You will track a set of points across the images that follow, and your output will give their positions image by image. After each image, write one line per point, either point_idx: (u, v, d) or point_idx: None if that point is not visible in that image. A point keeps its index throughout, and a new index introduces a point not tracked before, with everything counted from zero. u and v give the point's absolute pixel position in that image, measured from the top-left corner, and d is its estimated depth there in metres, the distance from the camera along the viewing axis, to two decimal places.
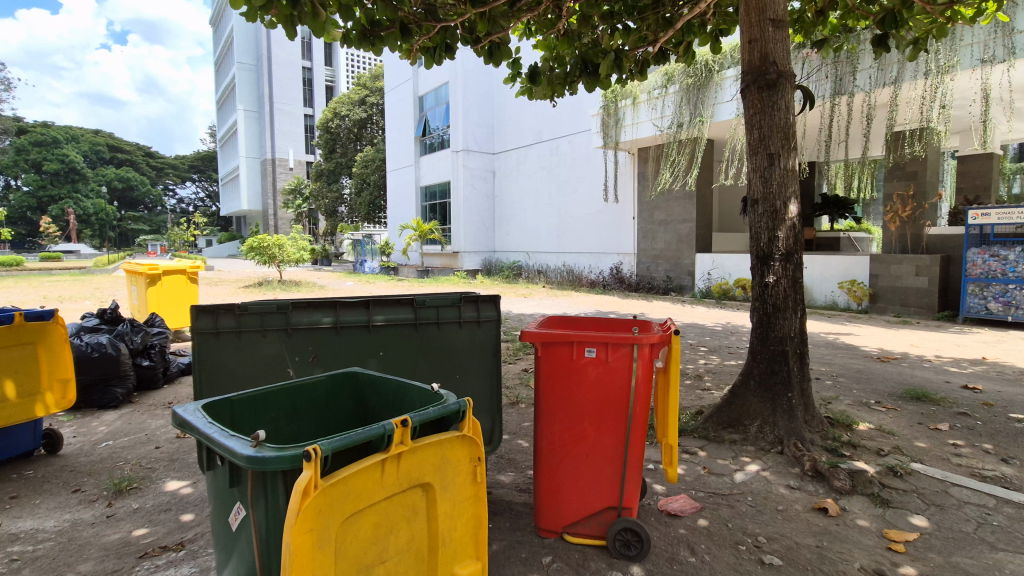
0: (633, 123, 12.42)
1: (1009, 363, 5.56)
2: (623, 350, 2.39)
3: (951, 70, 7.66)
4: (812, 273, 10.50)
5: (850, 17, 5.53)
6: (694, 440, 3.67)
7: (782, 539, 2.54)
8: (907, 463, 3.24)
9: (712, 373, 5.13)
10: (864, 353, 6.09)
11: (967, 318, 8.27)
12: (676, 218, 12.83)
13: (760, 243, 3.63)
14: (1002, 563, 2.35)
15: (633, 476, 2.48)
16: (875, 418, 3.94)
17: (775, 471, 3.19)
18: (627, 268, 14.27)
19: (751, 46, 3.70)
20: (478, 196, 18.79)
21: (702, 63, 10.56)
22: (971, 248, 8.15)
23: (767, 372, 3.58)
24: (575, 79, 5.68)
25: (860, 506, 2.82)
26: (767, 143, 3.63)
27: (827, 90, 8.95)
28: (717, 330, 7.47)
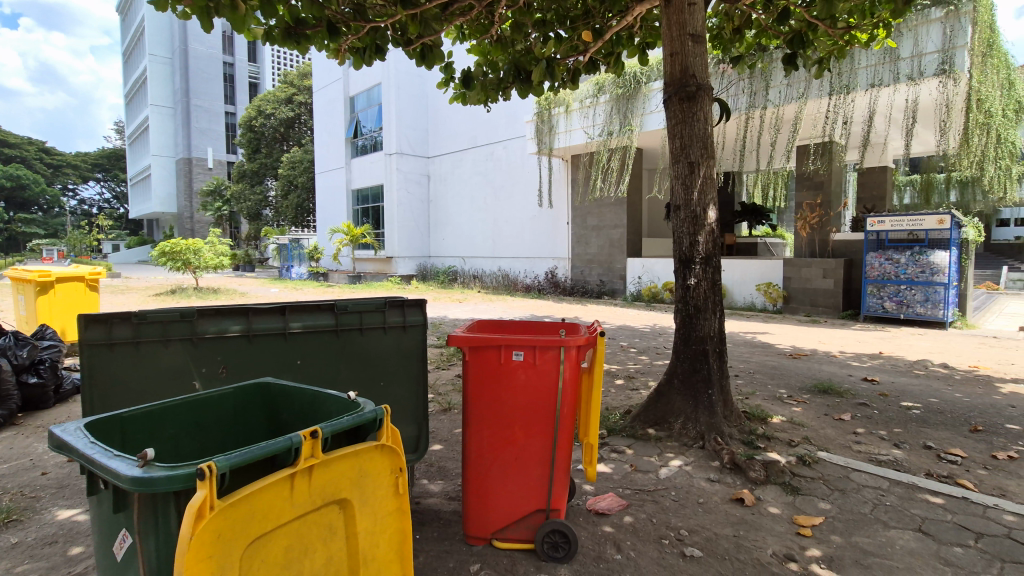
0: (565, 130, 12.70)
1: (901, 356, 6.13)
2: (551, 352, 2.41)
3: (850, 91, 8.39)
4: (732, 276, 11.13)
5: (762, 37, 5.91)
6: (623, 439, 3.76)
7: (702, 531, 2.65)
8: (814, 452, 3.47)
9: (641, 373, 5.29)
10: (779, 350, 6.51)
11: (867, 316, 9.04)
12: (608, 224, 13.22)
13: (682, 247, 3.79)
14: (893, 540, 2.57)
15: (561, 477, 2.50)
16: (787, 411, 4.21)
17: (697, 465, 3.33)
18: (562, 272, 14.52)
19: (673, 59, 3.87)
20: (413, 200, 18.51)
21: (631, 74, 11.00)
22: (870, 252, 8.94)
23: (689, 371, 3.74)
24: (508, 86, 5.72)
25: (774, 495, 2.99)
26: (688, 152, 3.81)
27: (742, 103, 9.56)
28: (647, 332, 7.73)
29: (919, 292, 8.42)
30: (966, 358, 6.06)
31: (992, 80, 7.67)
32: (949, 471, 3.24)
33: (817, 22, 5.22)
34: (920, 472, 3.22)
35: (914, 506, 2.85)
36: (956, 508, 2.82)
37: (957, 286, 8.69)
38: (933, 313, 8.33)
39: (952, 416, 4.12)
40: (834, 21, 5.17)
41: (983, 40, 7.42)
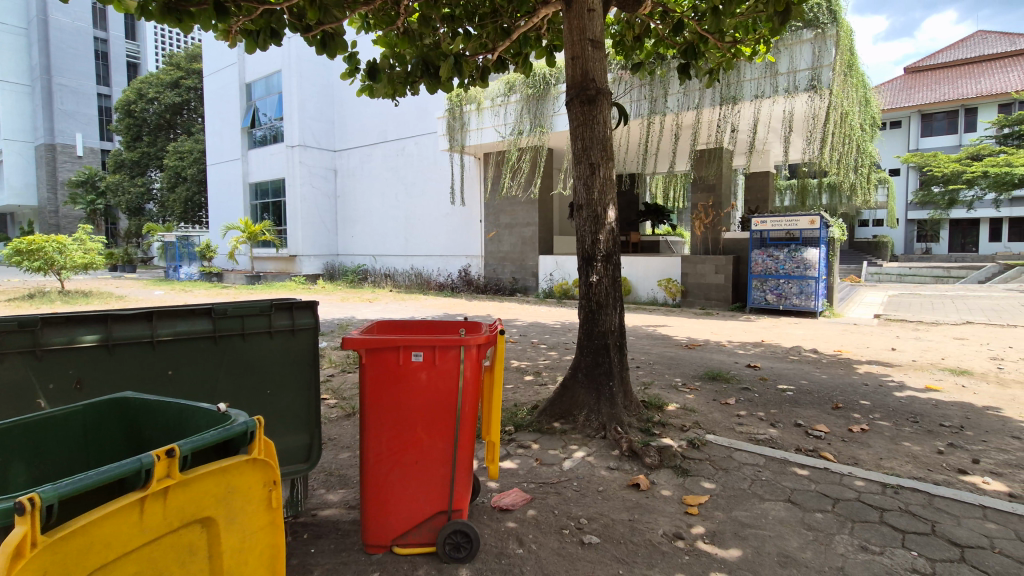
0: (477, 127, 12.71)
1: (779, 344, 6.79)
2: (451, 352, 2.39)
3: (737, 101, 9.14)
4: (636, 273, 11.72)
5: (660, 46, 6.24)
6: (529, 434, 3.83)
7: (600, 517, 2.76)
8: (703, 435, 3.73)
9: (549, 368, 5.42)
10: (677, 341, 6.96)
11: (753, 308, 9.91)
12: (520, 222, 13.43)
13: (584, 245, 3.91)
14: (767, 511, 2.83)
15: (463, 478, 2.48)
16: (681, 398, 4.51)
17: (598, 455, 3.47)
18: (475, 271, 14.56)
19: (574, 63, 3.97)
20: (319, 195, 17.66)
21: (540, 75, 11.26)
22: (754, 249, 9.81)
23: (592, 364, 3.88)
24: (417, 81, 5.59)
25: (666, 478, 3.18)
26: (589, 153, 3.93)
27: (643, 109, 10.06)
28: (556, 327, 7.95)
29: (795, 285, 9.37)
30: (831, 343, 6.83)
31: (851, 97, 8.69)
32: (814, 445, 3.63)
33: (708, 35, 5.62)
34: (791, 448, 3.58)
35: (784, 479, 3.16)
36: (819, 478, 3.17)
37: (826, 279, 9.77)
38: (806, 304, 9.30)
39: (819, 395, 4.63)
40: (722, 35, 5.59)
41: (844, 61, 8.37)
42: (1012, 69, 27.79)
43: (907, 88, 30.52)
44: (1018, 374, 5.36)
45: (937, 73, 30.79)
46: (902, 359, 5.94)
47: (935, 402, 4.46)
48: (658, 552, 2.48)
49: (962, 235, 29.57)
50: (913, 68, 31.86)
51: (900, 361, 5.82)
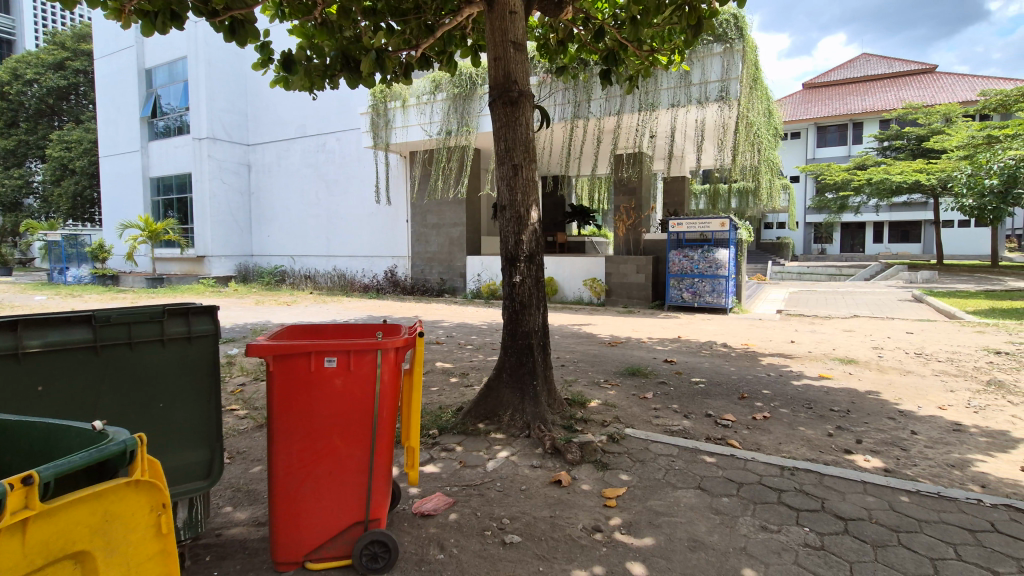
0: (402, 125, 12.47)
1: (694, 339, 7.19)
2: (367, 357, 2.31)
3: (655, 108, 9.62)
4: (562, 272, 11.97)
5: (582, 52, 6.43)
6: (453, 436, 3.80)
7: (522, 516, 2.78)
8: (622, 430, 3.87)
9: (475, 369, 5.41)
10: (600, 339, 7.18)
11: (671, 305, 10.43)
12: (447, 222, 13.32)
13: (508, 246, 3.92)
14: (679, 498, 2.98)
15: (380, 486, 2.42)
16: (602, 394, 4.66)
17: (522, 454, 3.50)
18: (402, 271, 14.29)
19: (496, 63, 3.99)
20: (230, 192, 16.58)
21: (466, 75, 11.28)
22: (672, 250, 10.35)
23: (516, 365, 3.91)
24: (336, 74, 5.36)
25: (587, 473, 3.27)
26: (512, 154, 3.95)
27: (567, 113, 10.36)
28: (483, 328, 7.96)
29: (708, 284, 9.97)
30: (739, 337, 7.34)
31: (755, 108, 9.38)
32: (722, 434, 3.87)
33: (627, 43, 5.83)
34: (701, 438, 3.80)
35: (695, 467, 3.34)
36: (725, 464, 3.38)
37: (735, 278, 10.48)
38: (718, 301, 9.92)
39: (727, 386, 4.95)
40: (640, 44, 5.82)
41: (749, 75, 9.01)
42: (890, 90, 31.25)
43: (805, 103, 33.47)
44: (894, 361, 6.01)
45: (830, 89, 33.97)
46: (799, 351, 6.50)
47: (826, 389, 4.91)
48: (578, 547, 2.54)
49: (852, 237, 32.78)
50: (809, 84, 35.03)
51: (798, 353, 6.35)
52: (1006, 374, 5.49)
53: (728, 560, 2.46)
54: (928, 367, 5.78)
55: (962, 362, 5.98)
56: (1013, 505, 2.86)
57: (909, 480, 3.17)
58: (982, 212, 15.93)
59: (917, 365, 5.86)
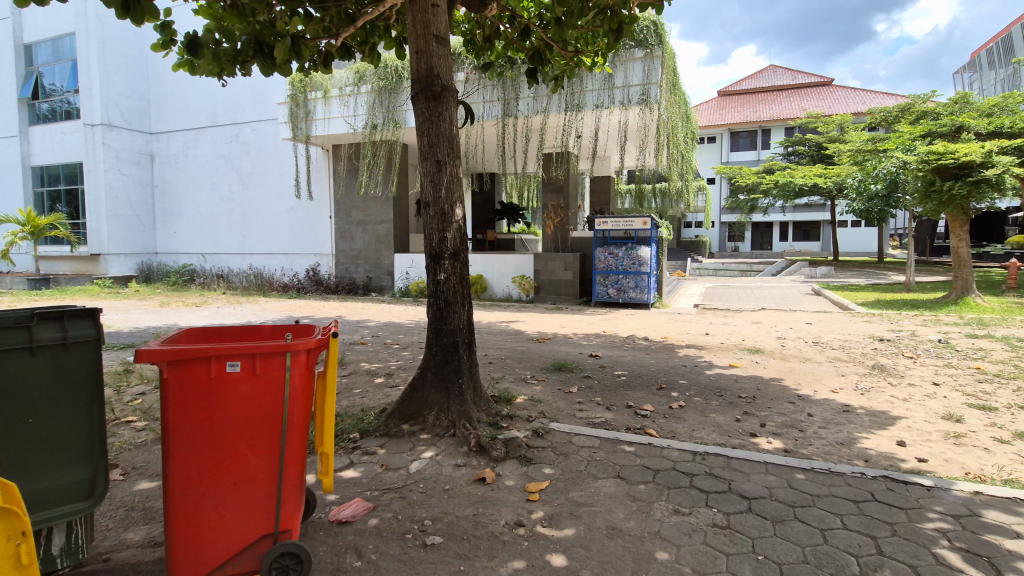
0: (323, 117, 11.99)
1: (617, 333, 7.44)
2: (275, 360, 2.19)
3: (580, 109, 9.87)
4: (491, 270, 12.00)
5: (508, 50, 6.47)
6: (376, 439, 3.69)
7: (444, 516, 2.75)
8: (547, 424, 3.93)
9: (401, 369, 5.30)
10: (528, 336, 7.27)
11: (598, 301, 10.74)
12: (374, 219, 12.95)
13: (432, 243, 3.85)
14: (599, 488, 3.07)
15: (291, 495, 2.30)
16: (529, 390, 4.70)
17: (447, 453, 3.46)
18: (325, 269, 13.75)
19: (418, 57, 3.90)
20: (130, 184, 15.20)
21: (391, 67, 11.06)
22: (598, 248, 10.65)
23: (441, 363, 3.86)
24: (248, 61, 5.05)
25: (511, 468, 3.29)
26: (435, 150, 3.88)
27: (496, 111, 10.43)
28: (410, 327, 7.82)
29: (632, 280, 10.37)
30: (659, 331, 7.69)
31: (674, 111, 9.84)
32: (641, 423, 4.03)
33: (552, 43, 5.91)
34: (622, 428, 3.93)
35: (615, 457, 3.46)
36: (643, 452, 3.53)
37: (656, 275, 10.97)
38: (641, 297, 10.33)
39: (646, 378, 5.17)
40: (564, 44, 5.91)
41: (668, 80, 9.42)
42: (794, 100, 33.96)
43: (719, 109, 35.69)
44: (795, 350, 6.54)
45: (742, 98, 36.37)
46: (712, 342, 6.92)
47: (735, 377, 5.26)
48: (499, 542, 2.55)
49: (761, 236, 35.33)
50: (723, 92, 37.37)
51: (711, 344, 6.76)
52: (887, 358, 6.13)
53: (643, 545, 2.56)
54: (823, 354, 6.34)
55: (851, 349, 6.62)
56: (890, 476, 3.19)
57: (805, 459, 3.45)
58: (869, 213, 17.70)
59: (815, 353, 6.41)
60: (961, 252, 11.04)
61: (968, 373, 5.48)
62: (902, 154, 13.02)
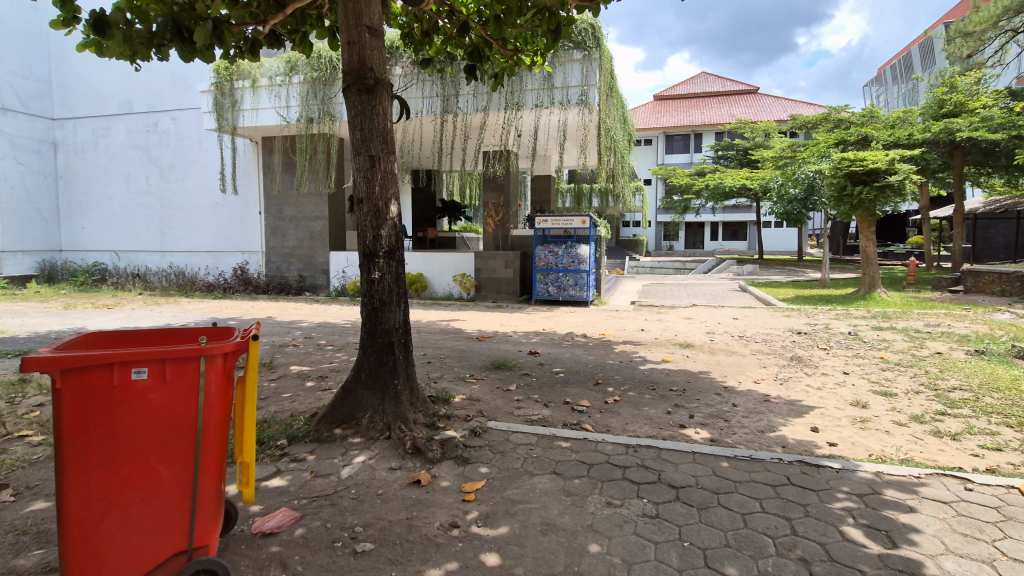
0: (251, 107, 11.43)
1: (556, 331, 7.56)
2: (188, 366, 2.05)
3: (520, 108, 9.94)
4: (432, 268, 11.85)
5: (446, 46, 6.40)
6: (305, 445, 3.54)
7: (376, 522, 2.68)
8: (485, 423, 3.92)
9: (335, 371, 5.12)
10: (468, 334, 7.25)
11: (538, 299, 10.86)
12: (307, 215, 12.46)
13: (366, 240, 3.73)
14: (535, 485, 3.09)
15: (207, 509, 2.16)
16: (467, 389, 4.68)
17: (380, 457, 3.37)
18: (254, 268, 13.10)
19: (349, 48, 3.77)
20: (29, 174, 13.82)
21: (325, 58, 10.73)
22: (539, 246, 10.75)
23: (376, 364, 3.77)
24: (165, 44, 4.70)
25: (447, 469, 3.25)
26: (368, 145, 3.77)
27: (436, 107, 10.33)
28: (345, 327, 7.60)
29: (571, 278, 10.56)
30: (597, 328, 7.88)
31: (610, 113, 10.10)
32: (578, 419, 4.10)
33: (491, 41, 5.89)
34: (559, 424, 3.99)
35: (552, 453, 3.50)
36: (578, 447, 3.59)
37: (595, 273, 11.24)
38: (579, 295, 10.54)
39: (583, 374, 5.28)
40: (503, 42, 5.91)
41: (605, 82, 9.64)
42: (724, 106, 35.78)
43: (655, 113, 37.04)
44: (723, 344, 6.89)
45: (676, 102, 37.92)
46: (647, 338, 7.17)
47: (667, 371, 5.48)
48: (433, 545, 2.51)
49: (694, 235, 37.00)
50: (659, 96, 38.81)
51: (646, 340, 7.00)
52: (804, 350, 6.58)
53: (576, 538, 2.60)
54: (747, 348, 6.72)
55: (773, 342, 7.05)
56: (804, 460, 3.42)
57: (728, 448, 3.63)
58: (790, 215, 18.93)
59: (740, 346, 6.78)
60: (869, 250, 12.01)
61: (873, 362, 5.98)
62: (818, 160, 14.01)
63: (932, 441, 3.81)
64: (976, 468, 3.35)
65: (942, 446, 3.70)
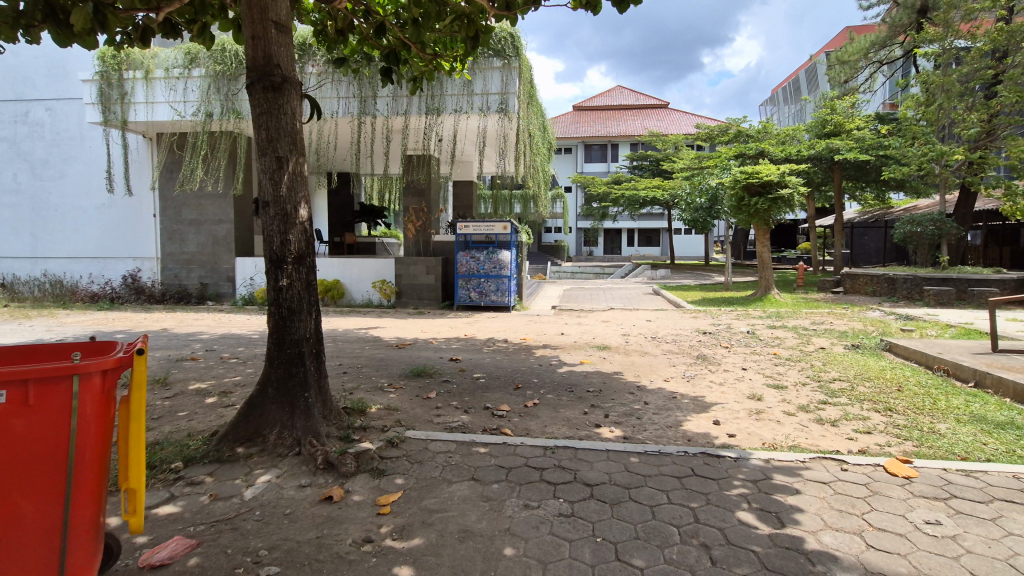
0: (144, 101, 10.52)
1: (477, 336, 7.58)
2: (57, 386, 1.83)
3: (440, 112, 9.89)
4: (350, 275, 11.47)
5: (363, 46, 6.23)
6: (203, 467, 3.29)
7: (282, 544, 2.54)
8: (402, 433, 3.83)
9: (240, 385, 4.80)
10: (387, 342, 7.08)
11: (460, 305, 10.83)
12: (210, 218, 11.62)
13: (272, 246, 3.53)
14: (452, 493, 3.07)
15: (82, 543, 1.93)
16: (384, 399, 4.56)
17: (288, 474, 3.20)
18: (147, 275, 11.98)
19: (254, 42, 3.56)
20: None
21: (229, 52, 10.13)
22: (460, 252, 10.75)
23: (285, 376, 3.58)
24: (35, 25, 4.20)
25: (362, 483, 3.14)
26: (275, 145, 3.58)
27: (352, 108, 10.03)
28: (253, 338, 7.15)
29: (493, 283, 10.62)
30: (518, 333, 7.99)
31: (530, 121, 10.30)
32: (497, 424, 4.13)
33: (409, 44, 5.80)
34: (478, 430, 3.99)
35: (471, 459, 3.49)
36: (497, 452, 3.61)
37: (516, 278, 11.39)
38: (501, 300, 10.62)
39: (503, 379, 5.33)
40: (422, 46, 5.84)
41: (525, 91, 9.83)
42: (638, 119, 37.75)
43: (574, 123, 38.33)
44: (636, 345, 7.23)
45: (594, 114, 39.50)
46: (566, 341, 7.37)
47: (584, 373, 5.66)
48: (344, 563, 2.41)
49: (612, 241, 38.56)
50: (578, 107, 40.23)
51: (565, 343, 7.20)
52: (709, 349, 7.06)
53: (493, 543, 2.61)
54: (659, 348, 7.10)
55: (682, 342, 7.50)
56: (707, 452, 3.66)
57: (639, 444, 3.81)
58: (696, 223, 20.28)
59: (652, 347, 7.16)
60: (764, 256, 13.14)
61: (768, 358, 6.54)
62: (720, 173, 15.15)
63: (815, 428, 4.22)
64: (850, 450, 3.76)
65: (823, 432, 4.12)
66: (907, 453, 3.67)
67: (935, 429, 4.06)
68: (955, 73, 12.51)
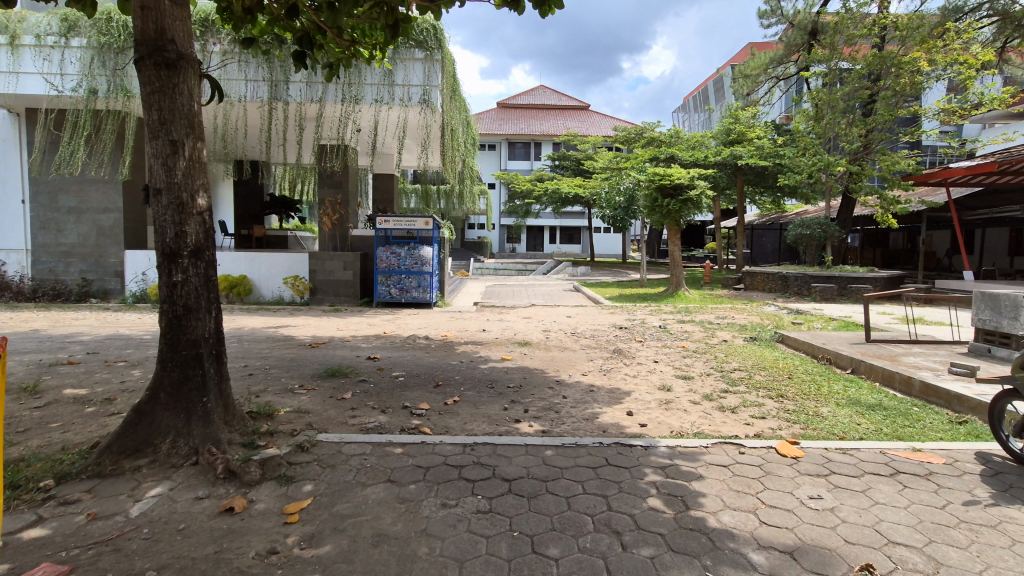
0: (8, 70, 9.23)
1: (397, 334, 7.41)
2: None
3: (359, 102, 9.46)
4: (259, 270, 10.80)
5: (274, 27, 5.81)
6: (80, 483, 2.95)
7: (174, 562, 2.33)
8: (314, 436, 3.65)
9: (126, 391, 4.35)
10: (300, 341, 6.74)
11: (380, 301, 10.54)
12: (93, 206, 10.45)
13: (165, 238, 3.21)
14: (367, 496, 2.97)
15: None
16: (295, 401, 4.32)
17: (183, 486, 2.95)
18: (14, 269, 10.54)
19: (144, 13, 3.22)
20: None
21: (116, 22, 9.21)
22: (380, 247, 10.42)
23: (179, 380, 3.29)
24: None
25: (267, 491, 2.96)
26: (169, 127, 3.26)
27: (262, 92, 9.42)
28: (145, 339, 6.54)
29: (414, 280, 10.42)
30: (439, 330, 7.91)
31: (453, 115, 10.19)
32: (416, 423, 4.05)
33: (324, 28, 5.49)
34: (396, 430, 3.89)
35: (386, 460, 3.39)
36: (415, 451, 3.54)
37: (438, 275, 11.27)
38: (423, 297, 10.46)
39: (423, 376, 5.25)
40: (339, 31, 5.56)
41: (447, 85, 9.68)
42: (561, 119, 38.66)
43: (498, 120, 38.51)
44: (556, 341, 7.40)
45: (518, 112, 39.93)
46: (488, 337, 7.40)
47: (505, 369, 5.70)
48: None
49: (534, 238, 39.19)
50: (502, 105, 40.42)
51: (486, 340, 7.22)
52: (624, 343, 7.37)
53: (409, 545, 2.55)
54: (577, 343, 7.31)
55: (599, 337, 7.76)
56: (619, 442, 3.82)
57: (557, 437, 3.90)
58: (614, 222, 21.13)
59: (571, 342, 7.36)
60: (675, 254, 13.95)
61: (677, 351, 6.95)
62: (636, 174, 15.88)
63: (717, 415, 4.54)
64: (747, 434, 4.08)
65: (724, 419, 4.43)
66: (795, 435, 4.04)
67: (818, 413, 4.51)
68: (840, 91, 13.90)
